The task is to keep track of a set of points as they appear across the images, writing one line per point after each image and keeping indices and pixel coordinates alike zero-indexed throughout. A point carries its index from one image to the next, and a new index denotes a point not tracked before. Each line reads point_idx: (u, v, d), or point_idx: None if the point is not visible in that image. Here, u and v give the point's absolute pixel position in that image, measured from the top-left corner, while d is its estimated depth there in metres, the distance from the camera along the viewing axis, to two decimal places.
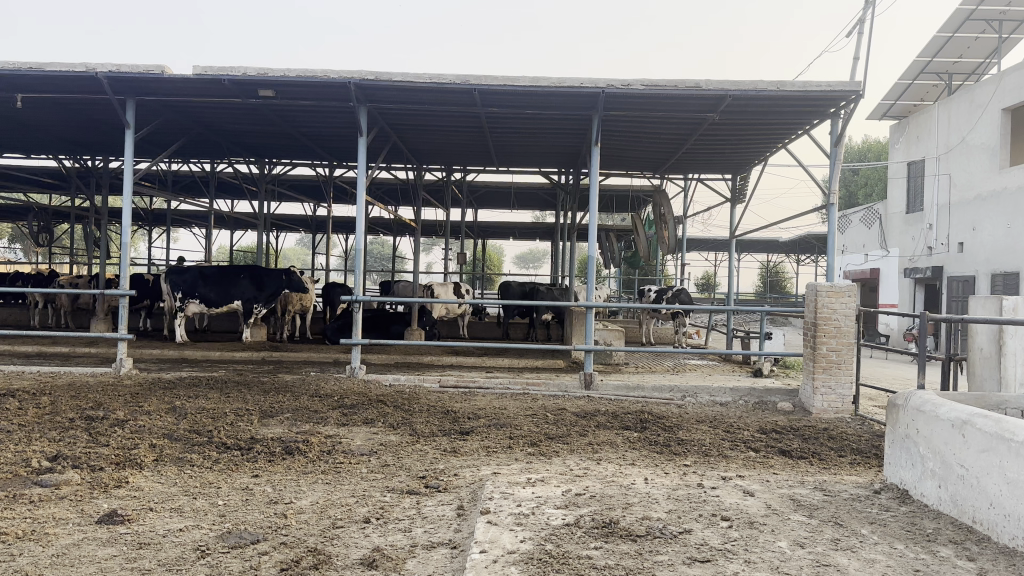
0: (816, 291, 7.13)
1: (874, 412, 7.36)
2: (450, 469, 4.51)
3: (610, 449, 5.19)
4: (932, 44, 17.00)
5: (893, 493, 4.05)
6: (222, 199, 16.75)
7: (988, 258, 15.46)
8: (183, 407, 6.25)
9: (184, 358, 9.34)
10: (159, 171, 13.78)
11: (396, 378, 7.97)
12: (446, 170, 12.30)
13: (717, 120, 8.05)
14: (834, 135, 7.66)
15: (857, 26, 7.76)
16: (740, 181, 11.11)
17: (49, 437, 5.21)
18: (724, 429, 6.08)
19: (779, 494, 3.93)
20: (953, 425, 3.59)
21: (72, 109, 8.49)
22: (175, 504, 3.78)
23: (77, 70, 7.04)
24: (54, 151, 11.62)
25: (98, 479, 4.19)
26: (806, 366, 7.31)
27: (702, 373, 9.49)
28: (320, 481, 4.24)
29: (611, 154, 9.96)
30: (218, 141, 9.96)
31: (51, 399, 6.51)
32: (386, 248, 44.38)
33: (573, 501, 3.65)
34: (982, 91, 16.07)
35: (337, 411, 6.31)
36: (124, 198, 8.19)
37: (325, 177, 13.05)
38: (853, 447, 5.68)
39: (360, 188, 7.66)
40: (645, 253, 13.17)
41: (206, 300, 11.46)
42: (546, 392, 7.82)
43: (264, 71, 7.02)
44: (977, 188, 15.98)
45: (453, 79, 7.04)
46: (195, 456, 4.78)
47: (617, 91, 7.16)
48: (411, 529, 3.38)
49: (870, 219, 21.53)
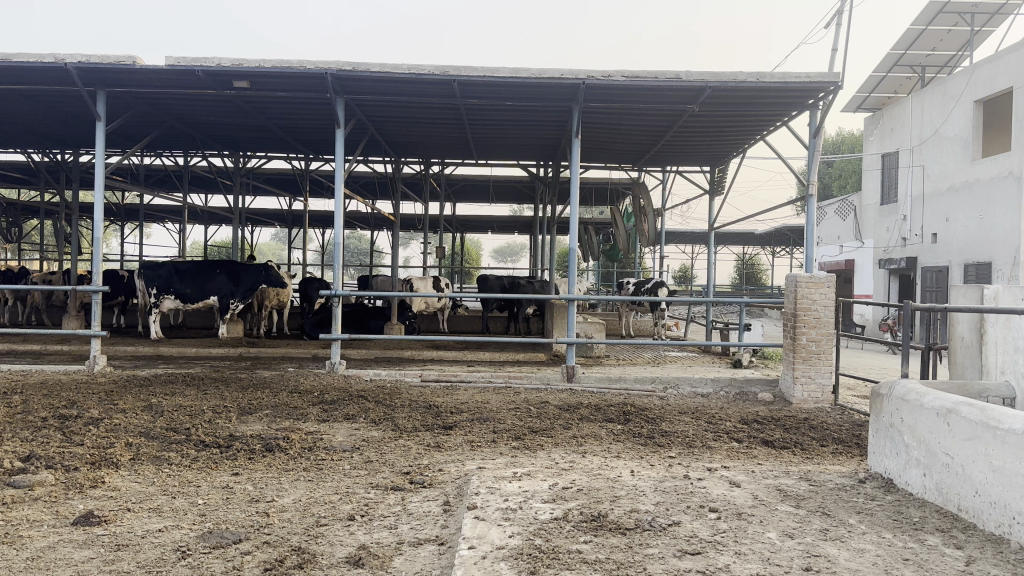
0: (795, 282, 7.14)
1: (854, 402, 7.41)
2: (434, 465, 4.46)
3: (594, 442, 5.16)
4: (905, 36, 17.16)
5: (877, 483, 4.07)
6: (196, 193, 16.51)
7: (961, 248, 15.66)
8: (160, 405, 6.14)
9: (159, 355, 9.18)
10: (131, 165, 13.55)
11: (376, 373, 7.88)
12: (424, 163, 12.19)
13: (696, 112, 8.04)
14: (813, 127, 7.68)
15: (835, 17, 7.76)
16: (718, 172, 11.13)
17: (21, 437, 5.08)
18: (707, 421, 6.08)
19: (765, 485, 3.92)
20: (938, 413, 3.61)
21: (41, 101, 8.30)
22: (153, 504, 3.69)
23: (45, 61, 6.87)
24: (22, 144, 11.39)
25: (73, 480, 4.09)
26: (786, 356, 7.34)
27: (683, 364, 9.50)
28: (302, 478, 4.17)
29: (591, 146, 9.92)
30: (192, 134, 9.79)
31: (23, 398, 6.36)
32: (364, 241, 44.19)
33: (560, 495, 3.61)
34: (954, 83, 16.25)
35: (317, 407, 6.23)
36: (95, 193, 8.02)
37: (301, 170, 12.88)
38: (835, 437, 5.70)
39: (338, 182, 7.56)
40: (624, 246, 13.18)
41: (181, 296, 11.29)
42: (528, 385, 7.77)
43: (239, 62, 6.90)
44: (950, 179, 16.16)
45: (431, 70, 6.96)
46: (173, 454, 4.69)
47: (596, 82, 7.12)
48: (397, 526, 3.33)
49: (845, 210, 21.69)
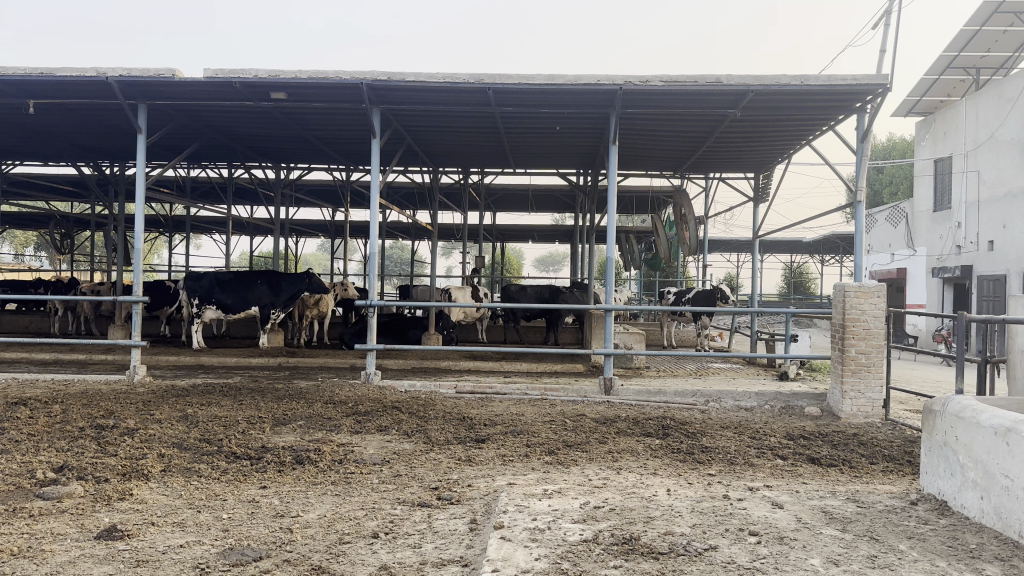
0: (843, 291, 6.90)
1: (906, 416, 7.12)
2: (464, 480, 4.34)
3: (630, 458, 4.99)
4: (958, 38, 16.67)
5: (930, 504, 3.84)
6: (240, 204, 16.73)
7: (1019, 256, 15.07)
8: (195, 416, 6.13)
9: (199, 365, 9.25)
10: (176, 177, 13.78)
11: (412, 385, 7.81)
12: (463, 172, 12.13)
13: (738, 117, 7.85)
14: (861, 130, 7.41)
15: (884, 17, 7.47)
16: (762, 179, 10.87)
17: (57, 447, 5.10)
18: (750, 435, 5.88)
19: (810, 506, 3.72)
20: (996, 432, 3.38)
21: (87, 115, 8.45)
22: (178, 517, 3.64)
23: (88, 75, 6.97)
24: (71, 158, 11.63)
25: (102, 492, 4.07)
26: (834, 369, 7.06)
27: (726, 377, 9.25)
28: (329, 492, 4.09)
29: (631, 154, 9.78)
30: (232, 146, 9.91)
31: (63, 407, 6.42)
32: (408, 252, 44.64)
33: (592, 515, 3.47)
34: (1011, 85, 15.68)
35: (351, 418, 6.16)
36: (136, 205, 8.09)
37: (341, 181, 12.93)
38: (885, 454, 5.44)
39: (373, 193, 7.49)
40: (665, 254, 12.93)
41: (223, 305, 11.38)
42: (564, 397, 7.62)
43: (276, 73, 6.91)
44: (1008, 185, 15.57)
45: (466, 78, 6.89)
46: (204, 466, 4.66)
47: (635, 88, 6.96)
48: (422, 545, 3.22)
49: (895, 218, 21.10)
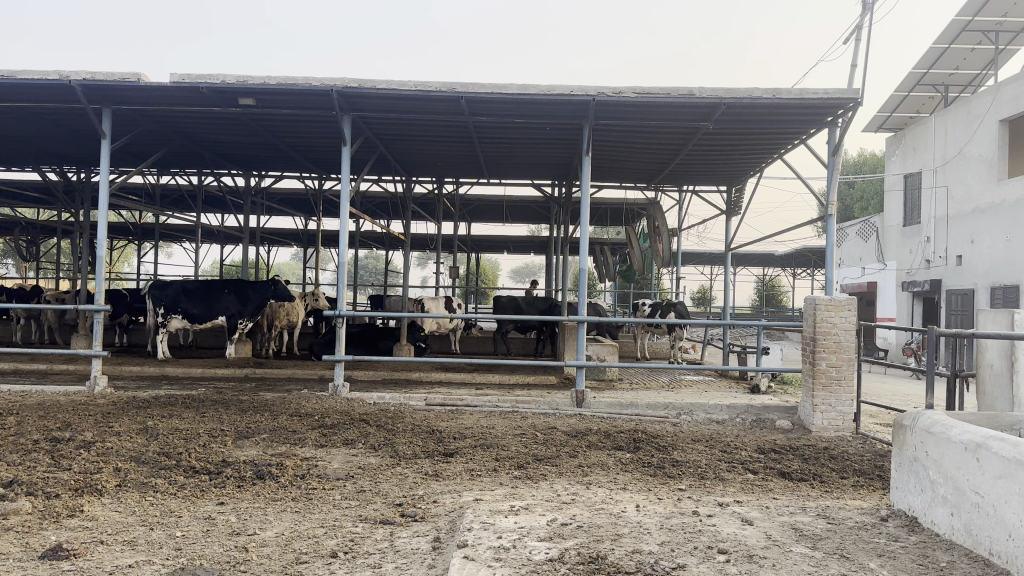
0: (814, 304, 6.89)
1: (875, 429, 7.11)
2: (429, 496, 4.24)
3: (600, 472, 4.92)
4: (928, 56, 16.91)
5: (901, 521, 3.80)
6: (210, 212, 16.49)
7: (987, 271, 15.27)
8: (155, 428, 5.97)
9: (164, 376, 9.04)
10: (144, 184, 13.55)
11: (381, 396, 7.68)
12: (436, 182, 12.03)
13: (710, 130, 7.84)
14: (832, 145, 7.43)
15: (856, 31, 7.51)
16: (735, 192, 10.90)
17: (8, 461, 4.92)
18: (721, 449, 5.84)
19: (780, 523, 3.67)
20: (966, 448, 3.34)
21: (50, 119, 8.26)
22: (129, 535, 3.50)
23: (50, 78, 6.79)
24: (35, 163, 11.38)
25: (51, 508, 3.92)
26: (805, 383, 7.04)
27: (698, 389, 9.21)
28: (289, 509, 3.96)
29: (605, 165, 9.76)
30: (200, 153, 9.74)
31: (18, 419, 6.21)
32: (380, 262, 44.47)
33: (558, 532, 3.38)
34: (979, 102, 15.90)
35: (316, 431, 6.02)
36: (98, 211, 7.91)
37: (314, 189, 12.77)
38: (856, 468, 5.41)
39: (343, 203, 7.36)
40: (639, 266, 12.89)
41: (190, 315, 11.17)
42: (536, 409, 7.54)
43: (243, 79, 6.78)
44: (975, 200, 15.78)
45: (439, 87, 6.82)
46: (161, 481, 4.51)
47: (608, 99, 6.93)
48: (382, 565, 3.11)
49: (866, 232, 21.32)
